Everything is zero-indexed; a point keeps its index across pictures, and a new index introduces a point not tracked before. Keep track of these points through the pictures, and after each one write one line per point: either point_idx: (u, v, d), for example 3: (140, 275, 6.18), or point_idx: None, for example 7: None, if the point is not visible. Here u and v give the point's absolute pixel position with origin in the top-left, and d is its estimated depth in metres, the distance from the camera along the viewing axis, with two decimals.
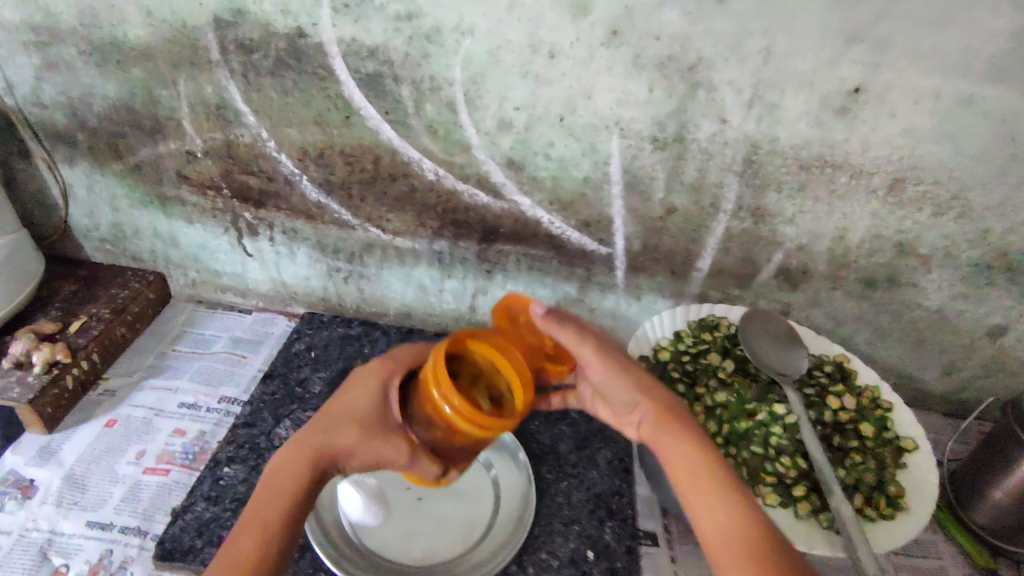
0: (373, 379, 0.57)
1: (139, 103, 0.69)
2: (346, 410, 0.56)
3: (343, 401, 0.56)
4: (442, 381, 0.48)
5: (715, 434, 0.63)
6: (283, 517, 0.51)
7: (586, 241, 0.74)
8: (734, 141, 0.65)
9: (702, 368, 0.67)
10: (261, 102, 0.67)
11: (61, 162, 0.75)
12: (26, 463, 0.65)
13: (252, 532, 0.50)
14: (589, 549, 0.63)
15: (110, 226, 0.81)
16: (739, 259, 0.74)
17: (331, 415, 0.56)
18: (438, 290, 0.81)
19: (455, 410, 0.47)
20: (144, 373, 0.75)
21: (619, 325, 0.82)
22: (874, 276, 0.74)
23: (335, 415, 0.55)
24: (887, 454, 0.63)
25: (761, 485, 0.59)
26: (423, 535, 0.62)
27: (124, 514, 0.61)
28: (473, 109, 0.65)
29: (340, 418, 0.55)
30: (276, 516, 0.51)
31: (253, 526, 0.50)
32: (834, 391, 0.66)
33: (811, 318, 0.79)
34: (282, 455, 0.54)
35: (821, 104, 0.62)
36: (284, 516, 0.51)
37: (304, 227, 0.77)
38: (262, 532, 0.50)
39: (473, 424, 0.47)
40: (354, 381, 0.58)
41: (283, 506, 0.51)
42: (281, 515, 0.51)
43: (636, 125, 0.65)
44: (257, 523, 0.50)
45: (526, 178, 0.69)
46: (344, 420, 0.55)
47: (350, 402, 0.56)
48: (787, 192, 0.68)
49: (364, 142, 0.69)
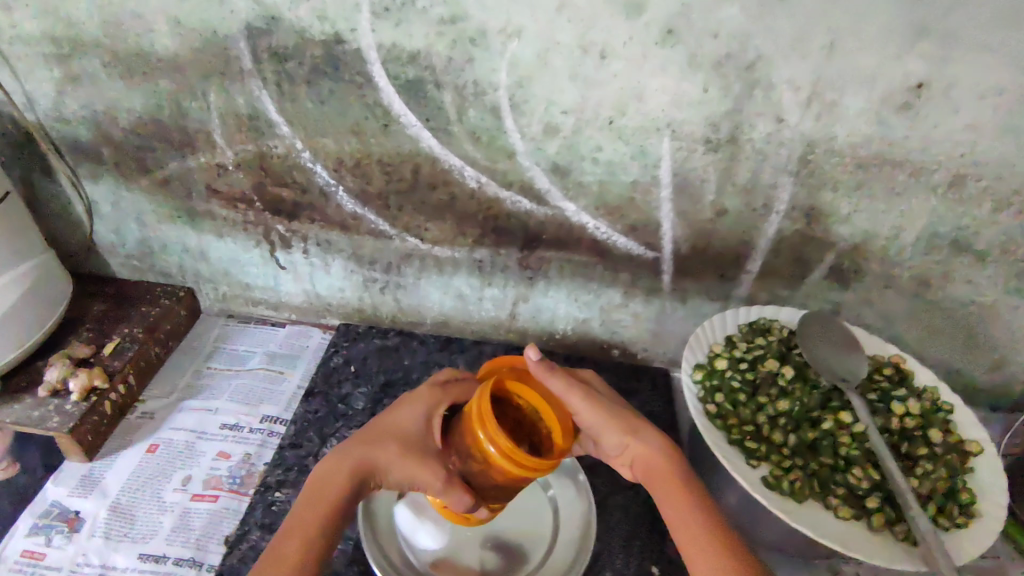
0: (421, 406, 0.57)
1: (167, 116, 0.66)
2: (391, 432, 0.55)
3: (388, 424, 0.56)
4: (487, 421, 0.47)
5: (781, 444, 0.60)
6: (323, 530, 0.50)
7: (633, 245, 0.71)
8: (790, 141, 0.62)
9: (763, 375, 0.65)
10: (296, 112, 0.64)
11: (86, 178, 0.72)
12: (70, 494, 0.63)
13: (290, 541, 0.49)
14: (652, 565, 0.62)
15: (137, 241, 0.78)
16: (790, 260, 0.71)
17: (376, 435, 0.55)
18: (478, 298, 0.79)
19: (499, 450, 0.47)
20: (182, 394, 0.74)
21: (663, 329, 0.80)
22: (928, 273, 0.72)
23: (380, 435, 0.55)
24: (957, 459, 0.60)
25: (832, 497, 0.57)
26: (484, 557, 0.60)
27: (177, 545, 0.59)
28: (519, 114, 0.62)
29: (385, 439, 0.55)
30: (315, 526, 0.50)
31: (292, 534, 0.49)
32: (897, 396, 0.64)
33: (862, 317, 0.77)
34: (325, 466, 0.53)
35: (883, 100, 0.60)
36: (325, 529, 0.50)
37: (339, 239, 0.74)
38: (300, 540, 0.49)
39: (516, 465, 0.46)
40: (398, 406, 0.58)
41: (324, 517, 0.50)
42: (322, 526, 0.50)
43: (689, 127, 0.62)
44: (295, 531, 0.49)
45: (572, 184, 0.67)
46: (389, 440, 0.54)
47: (395, 425, 0.56)
48: (843, 190, 0.65)
49: (403, 150, 0.66)
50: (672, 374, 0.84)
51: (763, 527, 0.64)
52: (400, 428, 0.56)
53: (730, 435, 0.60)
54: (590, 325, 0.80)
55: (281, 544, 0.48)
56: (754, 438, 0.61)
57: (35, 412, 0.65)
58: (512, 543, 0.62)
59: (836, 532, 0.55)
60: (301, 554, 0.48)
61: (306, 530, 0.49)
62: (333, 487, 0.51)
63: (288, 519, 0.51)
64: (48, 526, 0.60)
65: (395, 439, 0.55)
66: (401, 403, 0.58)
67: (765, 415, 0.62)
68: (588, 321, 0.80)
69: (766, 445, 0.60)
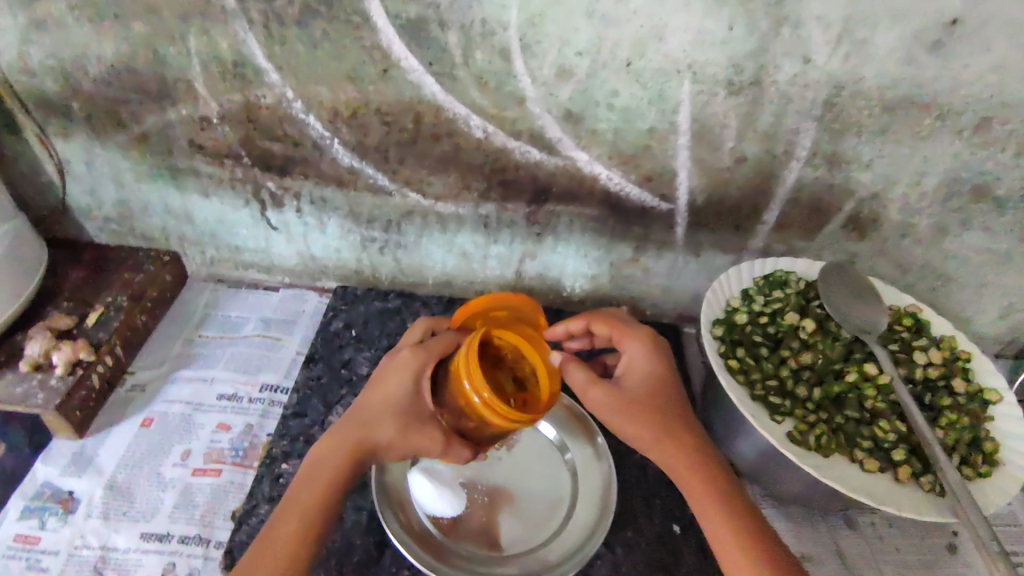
0: (405, 369, 0.54)
1: (141, 64, 0.60)
2: (381, 404, 0.53)
3: (376, 396, 0.54)
4: (472, 370, 0.49)
5: (805, 399, 0.58)
6: (322, 510, 0.49)
7: (647, 197, 0.68)
8: (816, 83, 0.58)
9: (784, 329, 0.62)
10: (286, 57, 0.59)
11: (54, 135, 0.66)
12: (61, 474, 0.59)
13: (287, 525, 0.48)
14: (674, 524, 0.61)
15: (115, 204, 0.73)
16: (807, 210, 0.68)
17: (366, 410, 0.53)
18: (482, 257, 0.75)
19: (482, 401, 0.48)
20: (174, 364, 0.70)
21: (674, 284, 0.77)
22: (945, 221, 0.68)
23: (370, 410, 0.53)
24: (979, 409, 0.58)
25: (858, 451, 0.56)
26: (505, 524, 0.58)
27: (181, 522, 0.57)
28: (530, 56, 0.58)
29: (377, 414, 0.53)
30: (313, 508, 0.49)
31: (288, 517, 0.48)
32: (919, 346, 0.62)
33: (875, 268, 0.73)
34: (321, 447, 0.52)
35: (915, 38, 0.55)
36: (323, 509, 0.49)
37: (335, 196, 0.70)
38: (300, 523, 0.48)
39: (498, 414, 0.47)
40: (383, 372, 0.55)
41: (322, 498, 0.49)
42: (320, 506, 0.49)
43: (711, 69, 0.58)
44: (291, 516, 0.48)
45: (585, 132, 0.63)
46: (382, 414, 0.53)
47: (383, 395, 0.53)
48: (867, 135, 0.61)
49: (404, 98, 0.61)
50: (682, 329, 0.82)
51: (781, 486, 0.63)
52: (389, 397, 0.53)
53: (753, 391, 0.59)
54: (599, 282, 0.78)
55: (279, 529, 0.48)
56: (777, 394, 0.58)
57: (18, 388, 0.60)
58: (527, 501, 0.61)
59: (863, 487, 0.53)
60: (302, 536, 0.47)
61: (303, 512, 0.48)
62: (329, 469, 0.50)
63: (285, 502, 0.50)
64: (40, 508, 0.57)
65: (387, 411, 0.52)
66: (386, 369, 0.56)
67: (788, 369, 0.60)
68: (597, 278, 0.77)
69: (790, 400, 0.58)
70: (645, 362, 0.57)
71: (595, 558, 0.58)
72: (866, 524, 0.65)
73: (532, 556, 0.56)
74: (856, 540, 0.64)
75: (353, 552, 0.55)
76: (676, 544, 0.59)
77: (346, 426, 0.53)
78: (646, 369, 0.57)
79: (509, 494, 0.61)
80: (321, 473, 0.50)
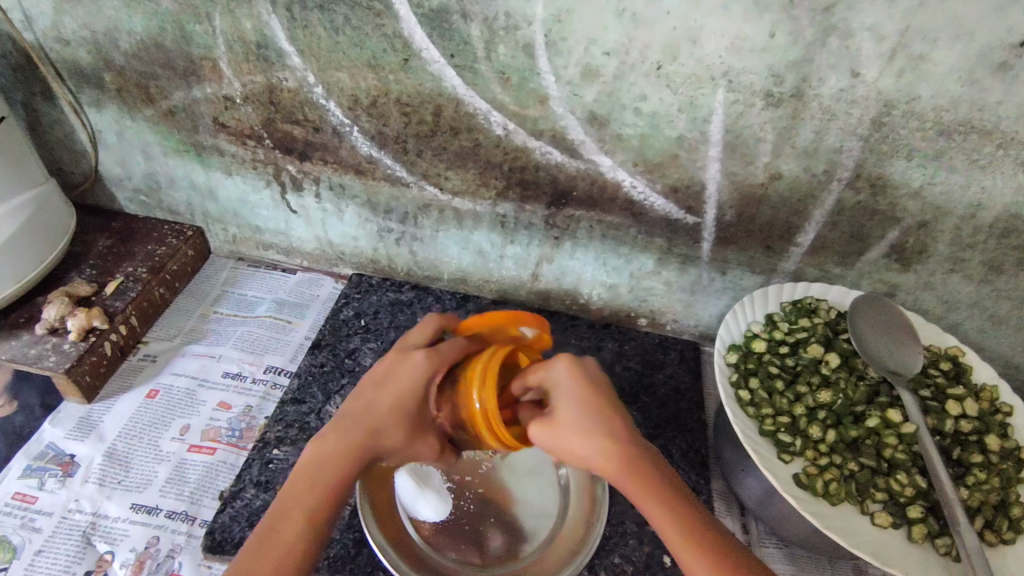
0: (418, 372, 0.51)
1: (169, 40, 0.61)
2: (392, 406, 0.50)
3: (386, 399, 0.50)
4: (488, 381, 0.46)
5: (817, 440, 0.54)
6: (319, 520, 0.46)
7: (672, 208, 0.64)
8: (865, 99, 0.53)
9: (804, 362, 0.58)
10: (308, 41, 0.58)
11: (88, 105, 0.68)
12: (66, 437, 0.63)
13: (286, 535, 0.45)
14: (665, 554, 0.58)
15: (144, 175, 0.74)
16: (846, 235, 0.63)
17: (374, 413, 0.50)
18: (498, 256, 0.73)
19: (487, 414, 0.45)
20: (185, 338, 0.72)
21: (696, 301, 0.73)
22: (1002, 259, 0.61)
23: (378, 413, 0.49)
24: (1011, 469, 0.53)
25: (870, 503, 0.51)
26: (490, 537, 0.57)
27: (170, 497, 0.59)
28: (554, 54, 0.55)
29: (387, 417, 0.49)
30: (309, 517, 0.45)
31: (285, 526, 0.45)
32: (953, 395, 0.57)
33: (919, 303, 0.67)
34: (318, 449, 0.48)
35: (978, 58, 0.49)
36: (320, 518, 0.46)
37: (353, 184, 0.69)
38: (300, 535, 0.45)
39: (494, 433, 0.45)
40: (392, 372, 0.51)
41: (320, 507, 0.46)
42: (318, 515, 0.46)
43: (748, 77, 0.54)
44: (288, 524, 0.45)
45: (609, 136, 0.60)
46: (391, 418, 0.49)
47: (392, 398, 0.50)
48: (917, 160, 0.55)
49: (424, 89, 0.60)
50: (701, 348, 0.78)
51: (785, 530, 0.59)
52: (400, 400, 0.50)
53: (763, 425, 0.55)
54: (618, 291, 0.75)
55: (276, 537, 0.44)
56: (789, 431, 0.54)
57: (32, 349, 0.63)
58: (518, 510, 0.59)
59: (870, 543, 0.49)
60: (300, 548, 0.45)
61: (302, 520, 0.45)
62: (331, 474, 0.47)
63: (280, 504, 0.46)
64: (42, 468, 0.60)
65: (396, 415, 0.49)
66: (394, 371, 0.52)
67: (803, 406, 0.56)
68: (615, 288, 0.74)
69: (801, 439, 0.54)
70: (575, 404, 0.46)
71: None
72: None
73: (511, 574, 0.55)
74: None
75: (331, 546, 0.55)
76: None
77: (351, 427, 0.49)
78: (585, 435, 0.45)
79: (496, 498, 0.60)
80: (319, 479, 0.46)
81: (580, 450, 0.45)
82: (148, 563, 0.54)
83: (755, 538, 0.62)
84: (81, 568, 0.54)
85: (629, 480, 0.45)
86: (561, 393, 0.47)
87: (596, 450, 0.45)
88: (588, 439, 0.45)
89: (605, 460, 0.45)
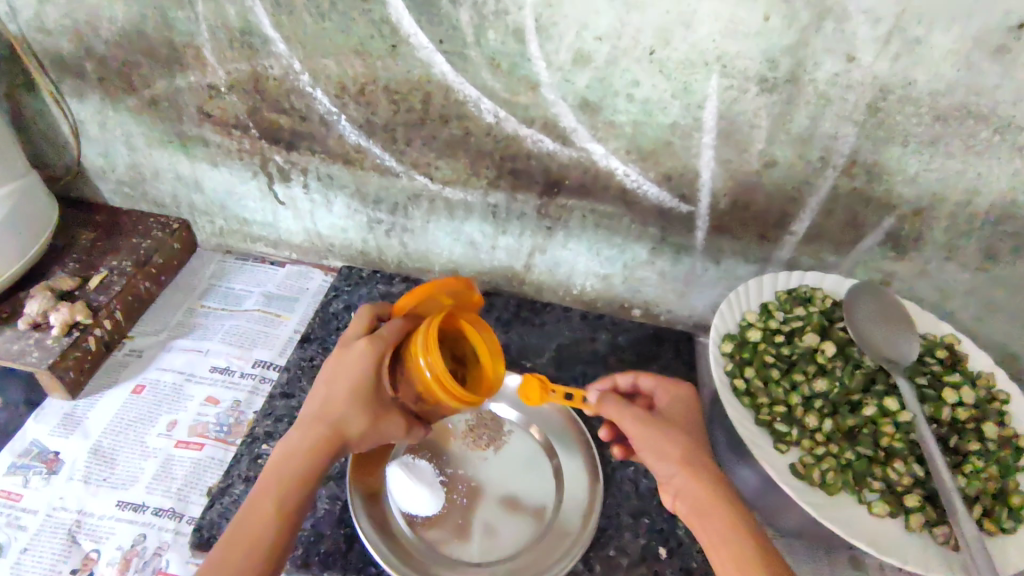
0: (364, 358, 0.50)
1: (151, 28, 0.59)
2: (350, 394, 0.49)
3: (341, 390, 0.49)
4: (429, 347, 0.48)
5: (813, 429, 0.54)
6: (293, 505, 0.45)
7: (665, 196, 0.63)
8: (860, 84, 0.52)
9: (800, 351, 0.58)
10: (293, 27, 0.57)
11: (70, 96, 0.66)
12: (50, 434, 0.61)
13: (256, 522, 0.44)
14: (661, 546, 0.57)
15: (128, 167, 0.73)
16: (842, 222, 0.62)
17: (337, 402, 0.49)
18: (490, 247, 0.72)
19: (437, 377, 0.47)
20: (172, 333, 0.71)
21: (690, 291, 0.72)
22: (998, 246, 0.60)
23: (336, 405, 0.49)
24: (1010, 457, 0.53)
25: (867, 492, 0.51)
26: (485, 529, 0.57)
27: (157, 494, 0.58)
28: (545, 39, 0.54)
29: (347, 406, 0.49)
30: (279, 506, 0.45)
31: (255, 514, 0.44)
32: (950, 382, 0.56)
33: (914, 291, 0.66)
34: (288, 441, 0.48)
35: (975, 40, 0.48)
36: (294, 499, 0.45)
37: (342, 174, 0.68)
38: (270, 523, 0.44)
39: (450, 394, 0.47)
40: (339, 364, 0.51)
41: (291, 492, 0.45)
42: (288, 504, 0.45)
43: (742, 62, 0.53)
44: (257, 511, 0.44)
45: (602, 123, 0.59)
46: (352, 406, 0.49)
47: (348, 386, 0.49)
48: (913, 146, 0.55)
49: (413, 76, 0.58)
50: (696, 338, 0.77)
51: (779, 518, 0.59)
52: (354, 387, 0.49)
53: (759, 415, 0.54)
54: (611, 282, 0.74)
55: (246, 524, 0.44)
56: (784, 420, 0.54)
57: (14, 345, 0.62)
58: (523, 513, 0.58)
59: (869, 532, 0.49)
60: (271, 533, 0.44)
61: (272, 508, 0.44)
62: (302, 464, 0.47)
63: (253, 493, 0.46)
64: (26, 466, 0.59)
65: (356, 401, 0.49)
66: (339, 365, 0.51)
67: (799, 395, 0.55)
68: (609, 278, 0.73)
69: (798, 429, 0.53)
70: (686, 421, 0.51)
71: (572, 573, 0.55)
72: (875, 566, 0.60)
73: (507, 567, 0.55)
74: None
75: (321, 541, 0.54)
76: (660, 568, 0.56)
77: (314, 423, 0.49)
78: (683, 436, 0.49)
79: (489, 493, 0.59)
80: (287, 471, 0.46)
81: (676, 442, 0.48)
82: (134, 561, 0.53)
83: None
84: (66, 566, 0.53)
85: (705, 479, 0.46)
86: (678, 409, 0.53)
87: (691, 449, 0.48)
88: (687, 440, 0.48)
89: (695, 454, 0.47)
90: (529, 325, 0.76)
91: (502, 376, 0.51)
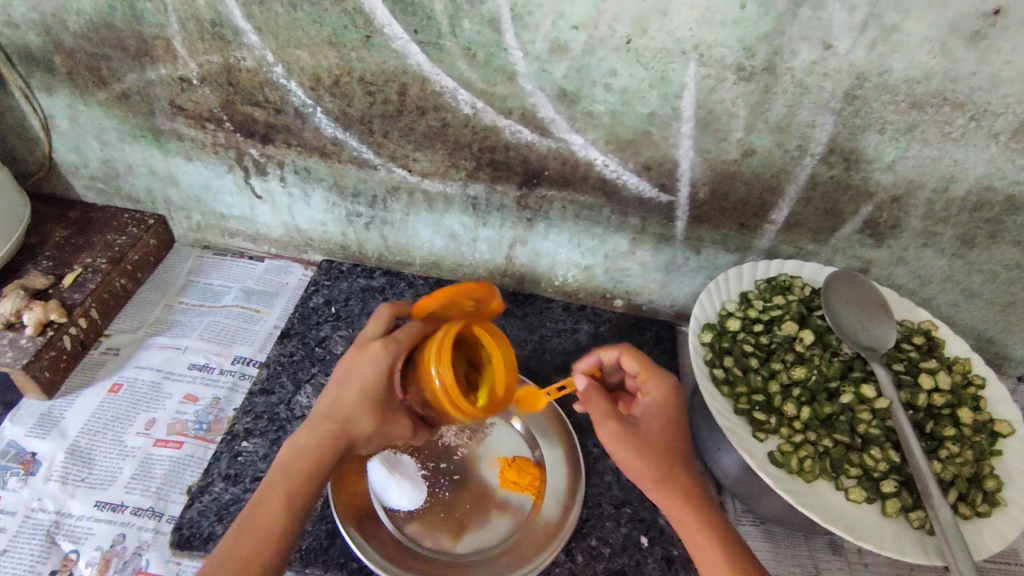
0: (377, 360, 0.50)
1: (120, 19, 0.58)
2: (359, 396, 0.49)
3: (351, 390, 0.49)
4: (442, 359, 0.48)
5: (792, 417, 0.54)
6: (296, 505, 0.45)
7: (645, 186, 0.63)
8: (837, 72, 0.52)
9: (779, 339, 0.58)
10: (264, 18, 0.56)
11: (38, 90, 0.65)
12: (26, 434, 0.60)
13: (263, 520, 0.44)
14: (642, 535, 0.58)
15: (101, 162, 0.71)
16: (820, 211, 0.62)
17: (346, 403, 0.49)
18: (471, 239, 0.72)
19: (446, 390, 0.47)
20: (150, 330, 0.70)
21: (671, 281, 0.73)
22: (973, 233, 0.61)
23: (346, 402, 0.49)
24: (984, 441, 0.53)
25: (845, 479, 0.51)
26: (471, 522, 0.57)
27: (137, 493, 0.57)
28: (521, 28, 0.53)
29: (354, 406, 0.49)
30: (286, 503, 0.45)
31: (261, 512, 0.45)
32: (926, 369, 0.56)
33: (892, 277, 0.67)
34: (295, 442, 0.48)
35: (950, 27, 0.48)
36: (298, 500, 0.45)
37: (319, 167, 0.67)
38: (275, 521, 0.44)
39: (456, 409, 0.47)
40: (352, 364, 0.51)
41: (297, 491, 0.46)
42: (295, 501, 0.45)
43: (719, 51, 0.52)
44: (263, 511, 0.45)
45: (580, 114, 0.58)
46: (360, 406, 0.49)
47: (358, 387, 0.49)
48: (890, 133, 0.55)
49: (388, 67, 0.57)
50: (678, 328, 0.78)
51: (759, 506, 0.59)
52: (365, 388, 0.49)
53: (737, 404, 0.54)
54: (593, 273, 0.74)
55: (252, 525, 0.44)
56: (763, 409, 0.54)
57: None
58: (524, 493, 0.59)
59: (846, 517, 0.50)
60: (276, 534, 0.44)
61: (279, 508, 0.45)
62: (308, 463, 0.47)
63: (261, 488, 0.46)
64: (3, 467, 0.58)
65: (365, 402, 0.49)
66: (351, 365, 0.51)
67: (778, 383, 0.55)
68: (590, 269, 0.73)
69: (776, 417, 0.54)
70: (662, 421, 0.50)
71: (555, 565, 0.55)
72: (853, 549, 0.61)
73: (490, 560, 0.55)
74: (838, 566, 0.60)
75: (303, 538, 0.54)
76: (641, 557, 0.56)
77: (322, 421, 0.49)
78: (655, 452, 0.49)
79: (471, 485, 0.59)
80: (297, 468, 0.46)
81: (641, 463, 0.48)
82: (114, 561, 0.53)
83: (731, 515, 0.62)
84: (46, 568, 0.53)
85: (679, 498, 0.48)
86: (649, 412, 0.51)
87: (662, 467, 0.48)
88: (661, 461, 0.48)
89: (669, 478, 0.48)
90: (511, 316, 0.75)
91: (512, 393, 0.51)
